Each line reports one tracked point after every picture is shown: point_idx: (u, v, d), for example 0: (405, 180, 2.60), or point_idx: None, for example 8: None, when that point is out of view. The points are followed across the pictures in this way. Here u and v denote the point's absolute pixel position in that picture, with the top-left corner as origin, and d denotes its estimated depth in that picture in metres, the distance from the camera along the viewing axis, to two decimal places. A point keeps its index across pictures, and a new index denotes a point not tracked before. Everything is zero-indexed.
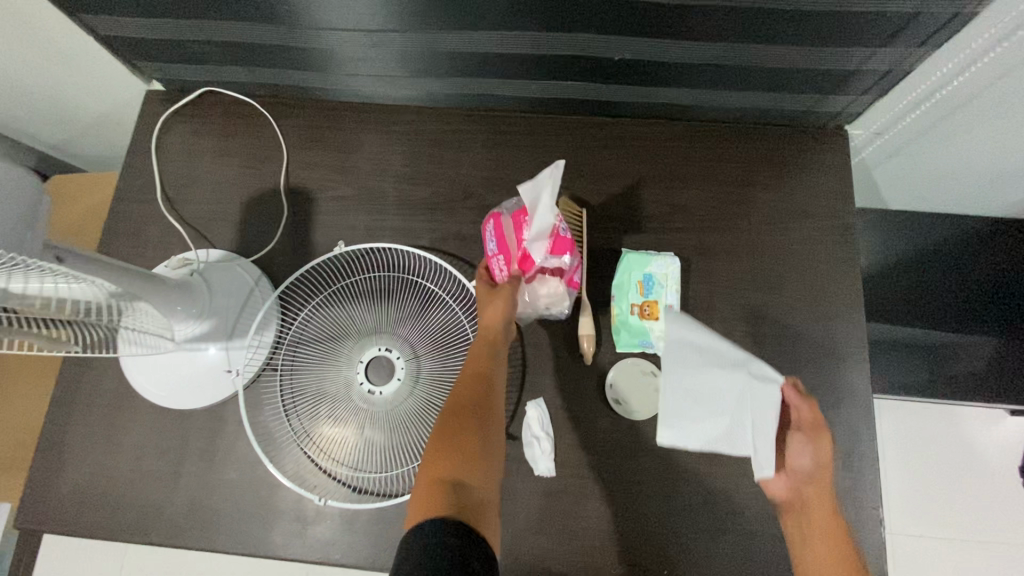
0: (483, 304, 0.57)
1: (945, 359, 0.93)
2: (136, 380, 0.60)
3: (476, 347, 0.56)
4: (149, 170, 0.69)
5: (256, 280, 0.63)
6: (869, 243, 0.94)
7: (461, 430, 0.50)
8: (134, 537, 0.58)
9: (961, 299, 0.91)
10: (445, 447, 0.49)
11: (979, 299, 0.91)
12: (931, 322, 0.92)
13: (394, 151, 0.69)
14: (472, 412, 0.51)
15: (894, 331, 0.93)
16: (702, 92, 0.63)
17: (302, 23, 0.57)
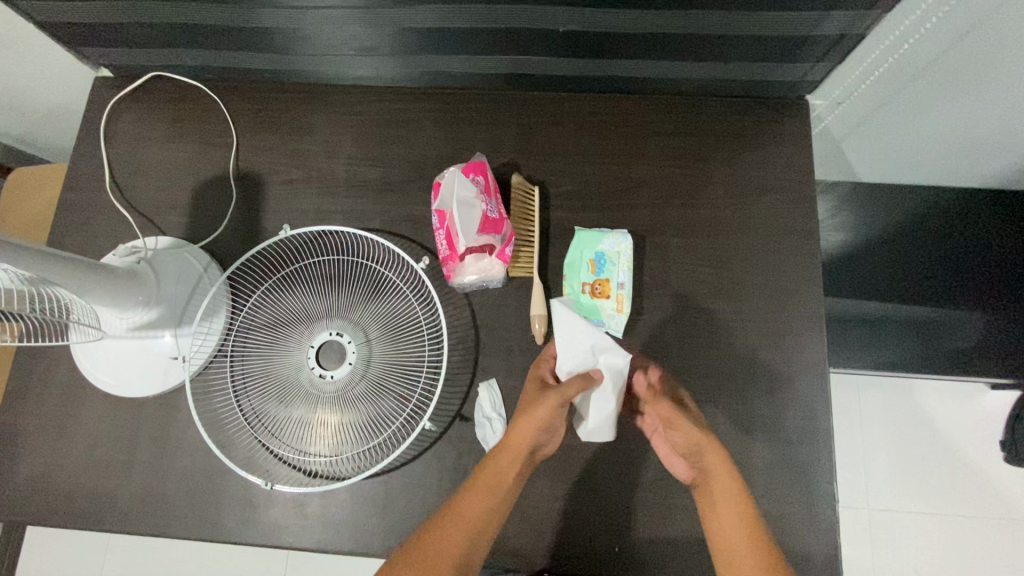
0: (525, 420, 0.51)
1: (938, 335, 0.89)
2: (86, 369, 0.60)
3: (504, 469, 0.50)
4: (98, 158, 0.68)
5: (205, 266, 0.63)
6: (848, 219, 0.92)
7: (460, 542, 0.46)
8: (89, 525, 0.58)
9: (952, 275, 0.89)
10: (439, 539, 0.46)
11: (968, 274, 0.89)
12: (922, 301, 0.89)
13: (345, 133, 0.67)
14: (474, 524, 0.48)
15: (864, 307, 0.91)
16: (653, 63, 0.61)
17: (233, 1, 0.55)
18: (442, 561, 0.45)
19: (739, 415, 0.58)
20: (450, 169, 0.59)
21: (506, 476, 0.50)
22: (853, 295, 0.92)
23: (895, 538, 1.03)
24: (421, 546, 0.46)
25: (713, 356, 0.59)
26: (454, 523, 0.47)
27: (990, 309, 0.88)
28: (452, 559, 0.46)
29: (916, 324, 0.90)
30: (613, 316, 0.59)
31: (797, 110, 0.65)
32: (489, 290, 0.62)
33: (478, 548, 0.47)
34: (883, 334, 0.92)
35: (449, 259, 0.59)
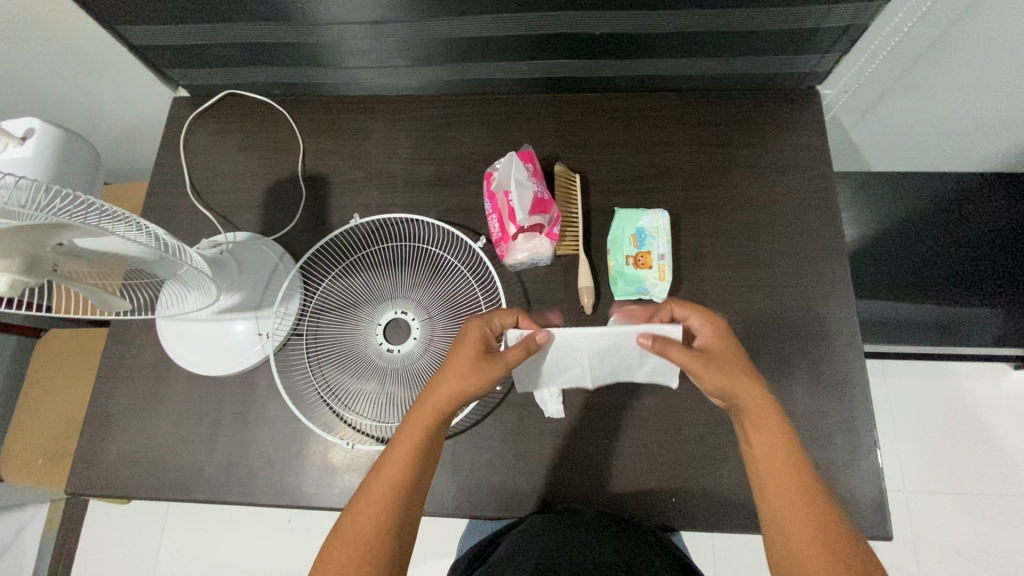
0: (450, 367, 0.52)
1: (960, 331, 0.91)
2: (173, 350, 0.65)
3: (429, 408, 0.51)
4: (178, 166, 0.76)
5: (279, 256, 0.69)
6: (861, 209, 0.97)
7: (388, 503, 0.47)
8: (178, 494, 0.63)
9: (963, 267, 0.93)
10: (371, 501, 0.47)
11: (978, 266, 0.93)
12: (935, 297, 0.92)
13: (401, 136, 0.75)
14: (398, 485, 0.48)
15: (899, 309, 0.93)
16: (679, 61, 0.68)
17: (311, 20, 0.63)
18: (369, 527, 0.46)
19: (779, 371, 0.62)
20: (505, 156, 0.65)
21: (424, 437, 0.50)
22: (881, 294, 0.94)
23: (932, 519, 1.04)
24: (348, 519, 0.47)
25: (750, 318, 0.64)
26: (378, 490, 0.48)
27: (1005, 303, 0.91)
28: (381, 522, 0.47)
29: (941, 324, 0.92)
30: (656, 284, 0.64)
31: (809, 99, 0.72)
32: (539, 268, 0.67)
33: (408, 503, 0.48)
34: (909, 331, 0.93)
35: (502, 240, 0.66)
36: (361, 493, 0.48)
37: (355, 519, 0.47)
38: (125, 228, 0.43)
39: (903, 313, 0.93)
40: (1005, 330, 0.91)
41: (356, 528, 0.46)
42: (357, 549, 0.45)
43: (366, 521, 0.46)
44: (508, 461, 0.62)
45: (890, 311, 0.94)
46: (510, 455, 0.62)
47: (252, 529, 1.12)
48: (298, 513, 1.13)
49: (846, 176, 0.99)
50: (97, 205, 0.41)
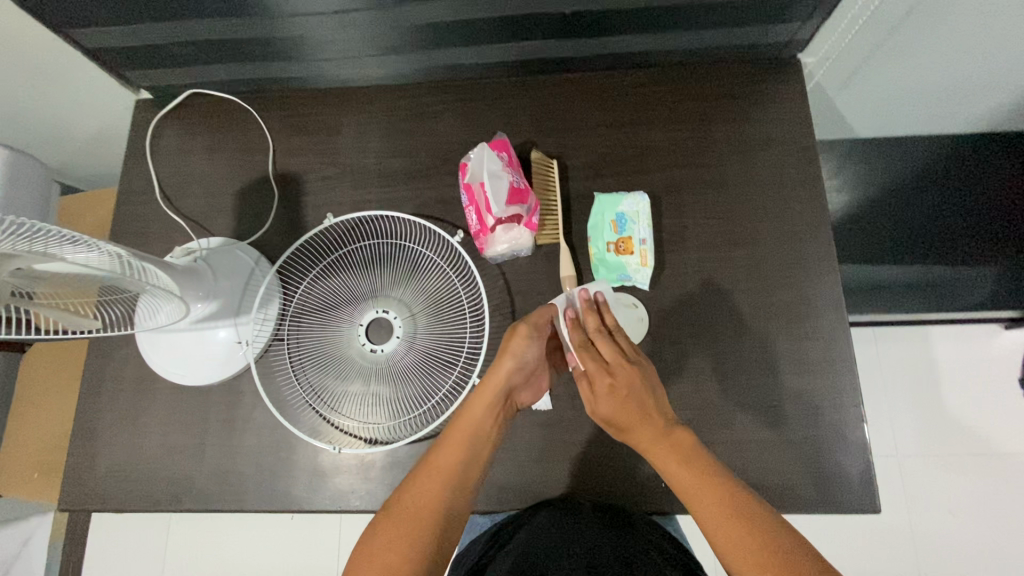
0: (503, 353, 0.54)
1: (948, 290, 0.93)
2: (154, 362, 0.65)
3: (484, 396, 0.53)
4: (147, 172, 0.74)
5: (255, 260, 0.68)
6: (849, 176, 0.95)
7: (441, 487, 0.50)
8: (169, 505, 0.63)
9: (950, 228, 0.92)
10: (424, 482, 0.50)
11: (965, 226, 0.92)
12: (924, 258, 0.92)
13: (373, 130, 0.73)
14: (453, 471, 0.51)
15: (886, 273, 0.93)
16: (654, 36, 0.66)
17: (268, 13, 0.61)
18: (424, 505, 0.49)
19: (764, 350, 0.62)
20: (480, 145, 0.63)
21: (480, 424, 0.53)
22: (871, 261, 0.93)
23: (923, 481, 1.05)
24: (399, 503, 0.49)
25: (734, 299, 0.63)
26: (432, 475, 0.50)
27: (993, 261, 0.91)
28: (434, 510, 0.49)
29: (929, 284, 0.93)
30: (638, 270, 0.63)
31: (790, 70, 0.70)
32: (520, 259, 0.66)
33: (457, 496, 0.50)
34: (893, 291, 0.95)
35: (480, 232, 0.64)
36: (414, 477, 0.51)
37: (406, 502, 0.49)
38: (69, 248, 0.41)
39: (892, 275, 0.94)
40: (996, 286, 0.92)
41: (408, 512, 0.48)
42: (406, 533, 0.47)
43: (423, 499, 0.49)
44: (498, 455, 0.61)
45: (879, 275, 0.94)
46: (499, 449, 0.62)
47: (256, 527, 1.14)
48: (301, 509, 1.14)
49: (832, 144, 0.96)
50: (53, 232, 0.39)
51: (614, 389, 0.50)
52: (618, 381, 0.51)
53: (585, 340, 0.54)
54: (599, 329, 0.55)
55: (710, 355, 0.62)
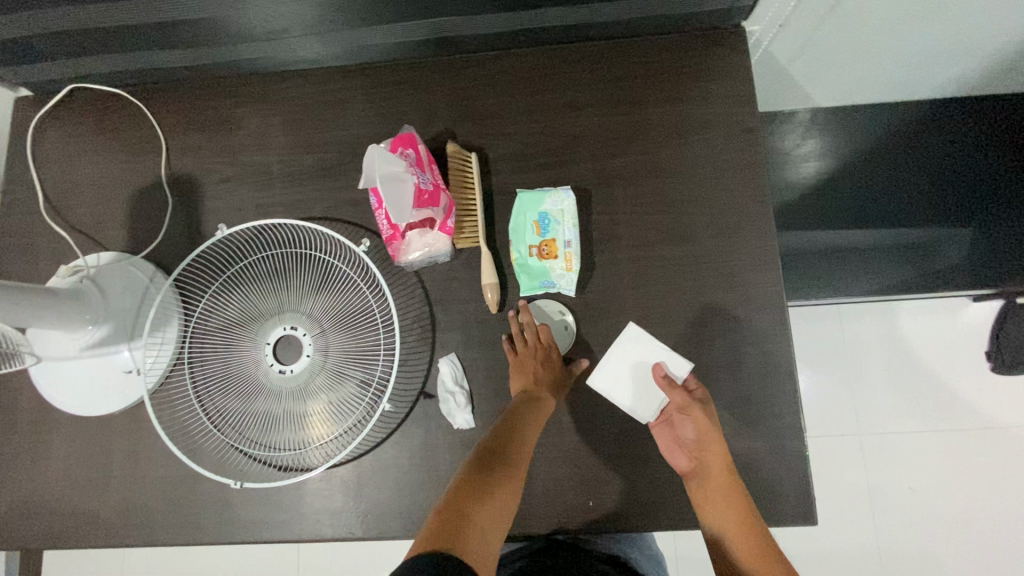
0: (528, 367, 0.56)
1: (926, 255, 0.84)
2: (47, 394, 0.60)
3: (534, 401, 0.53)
4: (30, 181, 0.67)
5: (151, 277, 0.62)
6: (810, 145, 0.89)
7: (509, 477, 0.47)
8: (75, 544, 0.59)
9: (916, 193, 0.86)
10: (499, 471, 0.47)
11: (932, 191, 0.86)
12: (889, 222, 0.86)
13: (275, 124, 0.66)
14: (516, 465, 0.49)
15: (852, 236, 0.86)
16: (576, 9, 0.58)
17: None
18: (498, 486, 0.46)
19: (700, 356, 0.58)
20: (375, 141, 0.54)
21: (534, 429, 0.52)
22: (835, 230, 0.87)
23: (885, 459, 1.04)
24: (481, 494, 0.44)
25: (668, 302, 0.59)
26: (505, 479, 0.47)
27: (966, 223, 0.85)
28: (498, 516, 0.44)
29: (902, 248, 0.85)
30: (563, 275, 0.58)
31: (732, 41, 0.63)
32: (438, 265, 0.61)
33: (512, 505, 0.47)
34: (872, 257, 0.85)
35: (394, 237, 0.60)
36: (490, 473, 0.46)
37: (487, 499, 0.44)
38: None
39: (866, 240, 0.86)
40: (974, 250, 0.84)
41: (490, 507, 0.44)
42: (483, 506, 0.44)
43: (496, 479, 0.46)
44: (418, 478, 0.58)
45: (852, 239, 0.86)
46: (419, 472, 0.58)
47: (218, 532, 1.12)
48: None
49: (795, 111, 0.90)
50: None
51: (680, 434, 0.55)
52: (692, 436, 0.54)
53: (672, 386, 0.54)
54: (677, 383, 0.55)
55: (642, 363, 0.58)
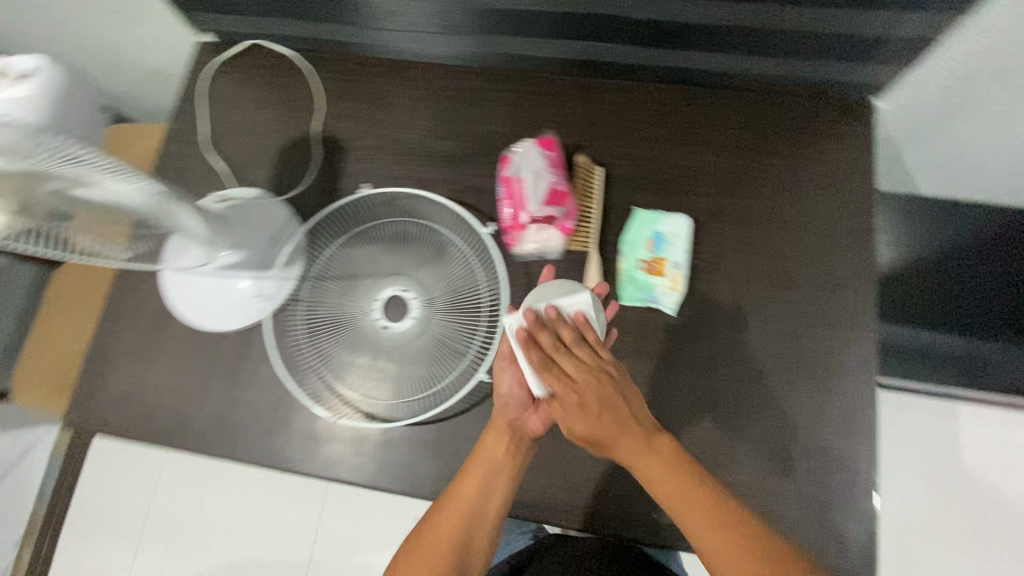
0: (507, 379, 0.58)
1: (982, 363, 0.89)
2: (173, 303, 0.66)
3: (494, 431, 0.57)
4: (197, 114, 0.75)
5: (286, 220, 0.67)
6: (896, 233, 0.91)
7: (471, 499, 0.55)
8: (166, 442, 0.64)
9: (984, 301, 0.90)
10: (461, 493, 0.55)
11: (1001, 301, 0.89)
12: (951, 324, 0.90)
13: (422, 106, 0.72)
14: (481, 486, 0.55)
15: (915, 331, 0.91)
16: (722, 56, 0.64)
17: None
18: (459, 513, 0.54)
19: (784, 397, 0.60)
20: (528, 141, 0.64)
21: (501, 456, 0.56)
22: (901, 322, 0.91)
23: None
24: (424, 531, 0.55)
25: (760, 340, 0.61)
26: (448, 512, 0.54)
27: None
28: (466, 537, 0.54)
29: (960, 351, 0.89)
30: (666, 293, 0.62)
31: (860, 112, 0.67)
32: (546, 260, 0.65)
33: (472, 530, 0.54)
34: (930, 355, 0.90)
35: (512, 228, 0.64)
36: (433, 510, 0.55)
37: (428, 535, 0.54)
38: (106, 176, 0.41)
39: (927, 339, 0.90)
40: None
41: (428, 542, 0.53)
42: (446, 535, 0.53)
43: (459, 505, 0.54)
44: None
45: (914, 335, 0.91)
46: None
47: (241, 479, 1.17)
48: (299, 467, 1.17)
49: (890, 198, 0.91)
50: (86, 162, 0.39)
51: (589, 409, 0.50)
52: (591, 404, 0.50)
53: (540, 365, 0.52)
54: (557, 346, 0.52)
55: (723, 392, 0.60)
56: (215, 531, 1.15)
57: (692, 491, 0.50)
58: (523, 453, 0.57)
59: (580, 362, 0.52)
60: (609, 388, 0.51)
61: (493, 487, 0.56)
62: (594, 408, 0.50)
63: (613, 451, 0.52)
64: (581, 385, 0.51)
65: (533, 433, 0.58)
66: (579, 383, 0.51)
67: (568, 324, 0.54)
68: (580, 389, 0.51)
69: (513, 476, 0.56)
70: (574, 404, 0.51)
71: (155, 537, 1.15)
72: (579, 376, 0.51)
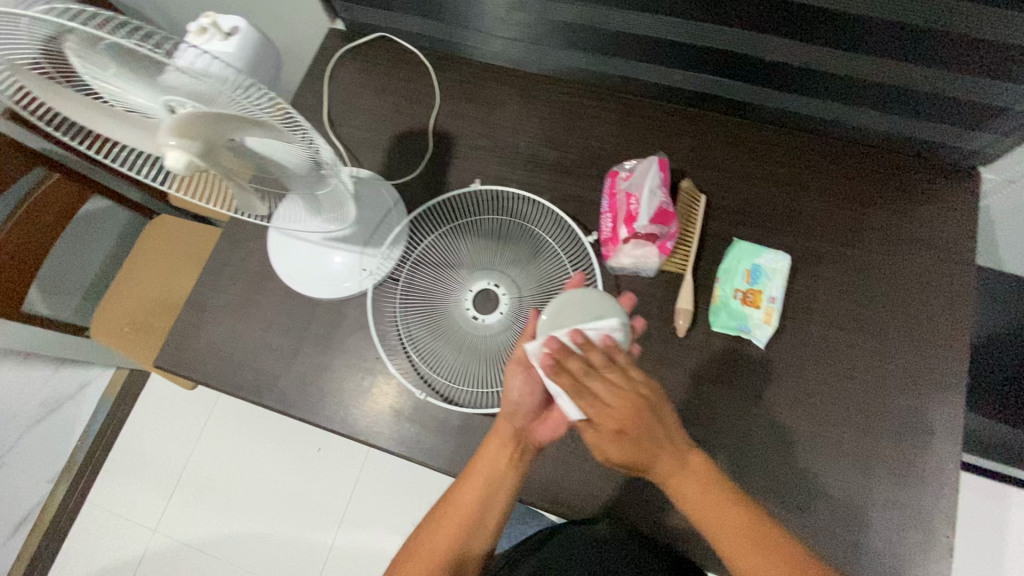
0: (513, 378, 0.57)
1: None
2: (277, 263, 0.69)
3: (497, 436, 0.57)
4: (319, 95, 0.79)
5: (394, 203, 0.71)
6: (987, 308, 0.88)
7: (477, 497, 0.56)
8: (252, 397, 0.67)
9: None
10: (467, 492, 0.56)
11: None
12: None
13: (535, 117, 0.75)
14: (488, 484, 0.56)
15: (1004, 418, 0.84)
16: (839, 107, 0.65)
17: None
18: (464, 510, 0.56)
19: (863, 447, 0.60)
20: (654, 161, 0.64)
21: (506, 457, 0.57)
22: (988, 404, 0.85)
23: None
24: (425, 534, 0.56)
25: (845, 387, 0.62)
26: (449, 520, 0.56)
27: None
28: (470, 531, 0.56)
29: None
30: (759, 325, 0.63)
31: (968, 180, 0.67)
32: (641, 280, 0.67)
33: (471, 537, 0.56)
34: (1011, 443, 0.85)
35: (610, 241, 0.65)
36: (436, 515, 0.57)
37: (430, 538, 0.56)
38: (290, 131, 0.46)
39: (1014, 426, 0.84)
40: None
41: (428, 547, 0.55)
42: (452, 530, 0.56)
43: (464, 504, 0.56)
44: (564, 456, 0.62)
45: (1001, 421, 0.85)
46: (567, 451, 0.62)
47: (272, 449, 1.24)
48: (326, 444, 1.23)
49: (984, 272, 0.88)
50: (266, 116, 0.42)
51: (624, 434, 0.51)
52: (629, 428, 0.51)
53: (574, 392, 0.51)
54: (589, 370, 0.52)
55: (803, 433, 0.61)
56: (245, 494, 1.22)
57: (730, 511, 0.51)
58: (524, 464, 0.58)
59: (613, 385, 0.51)
60: (644, 409, 0.51)
61: (498, 485, 0.57)
62: (629, 432, 0.51)
63: (651, 473, 0.53)
64: (617, 409, 0.51)
65: (536, 441, 0.59)
66: (615, 409, 0.51)
67: (602, 347, 0.52)
68: (619, 415, 0.51)
69: (513, 484, 0.57)
70: (611, 433, 0.51)
71: (187, 492, 1.24)
72: (615, 401, 0.51)
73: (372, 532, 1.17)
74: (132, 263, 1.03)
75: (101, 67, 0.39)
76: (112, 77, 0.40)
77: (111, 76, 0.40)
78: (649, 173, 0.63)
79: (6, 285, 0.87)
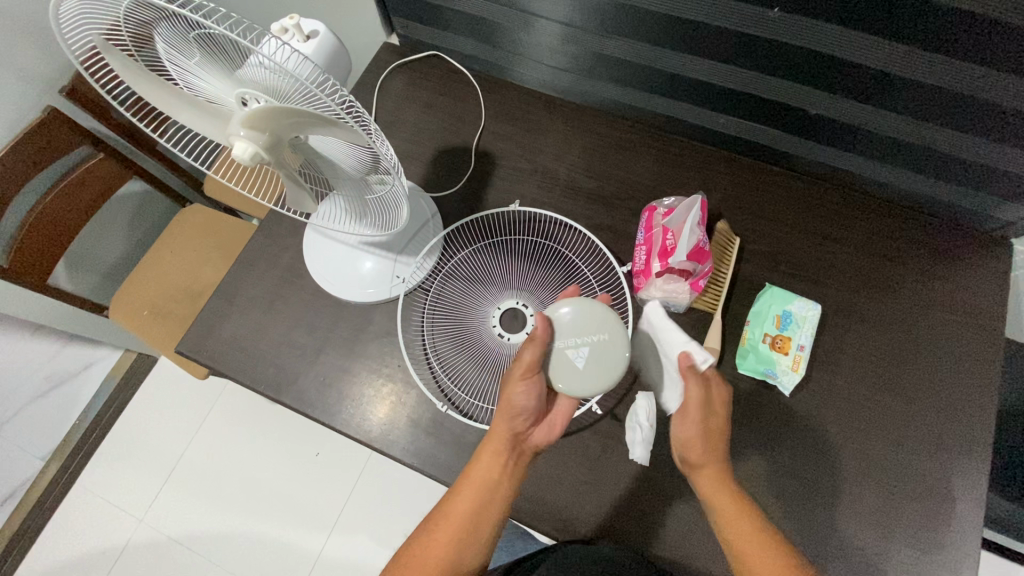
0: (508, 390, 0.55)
1: None
2: (309, 260, 0.70)
3: (492, 439, 0.55)
4: (368, 104, 0.81)
5: (431, 214, 0.71)
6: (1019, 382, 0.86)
7: (468, 501, 0.54)
8: (270, 392, 0.67)
9: None
10: (458, 498, 0.54)
11: None
12: None
13: (578, 146, 0.76)
14: (482, 489, 0.54)
15: None
16: (875, 164, 0.66)
17: (535, 12, 0.66)
18: (456, 520, 0.53)
19: (885, 507, 0.59)
20: (694, 195, 0.64)
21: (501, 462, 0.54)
22: None
23: None
24: (417, 544, 0.54)
25: (868, 443, 0.61)
26: (441, 532, 0.53)
27: None
28: (462, 541, 0.53)
29: None
30: (786, 372, 0.63)
31: (1000, 249, 0.67)
32: (670, 316, 0.67)
33: (466, 550, 0.53)
34: None
35: (642, 273, 0.65)
36: (429, 525, 0.54)
37: (421, 547, 0.54)
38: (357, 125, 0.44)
39: None
40: None
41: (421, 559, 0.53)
42: (446, 539, 0.53)
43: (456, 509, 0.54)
44: (580, 485, 0.62)
45: None
46: (583, 480, 0.62)
47: (271, 449, 1.22)
48: (325, 449, 1.21)
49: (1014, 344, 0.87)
50: (333, 113, 0.42)
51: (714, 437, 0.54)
52: (718, 433, 0.55)
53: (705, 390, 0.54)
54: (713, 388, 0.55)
55: (822, 485, 0.60)
56: (238, 492, 1.20)
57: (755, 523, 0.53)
58: (520, 471, 0.56)
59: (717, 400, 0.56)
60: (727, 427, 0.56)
61: (493, 492, 0.54)
62: (717, 437, 0.55)
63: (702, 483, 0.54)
64: (718, 413, 0.55)
65: (532, 446, 0.57)
66: (717, 414, 0.55)
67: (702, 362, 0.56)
68: (718, 419, 0.55)
69: (510, 491, 0.55)
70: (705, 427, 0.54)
71: (180, 482, 1.22)
72: (719, 409, 0.55)
73: (361, 543, 1.15)
74: (157, 249, 1.04)
75: (186, 55, 0.41)
76: (194, 64, 0.42)
77: (194, 63, 0.42)
78: (690, 210, 0.63)
79: (36, 256, 0.89)
